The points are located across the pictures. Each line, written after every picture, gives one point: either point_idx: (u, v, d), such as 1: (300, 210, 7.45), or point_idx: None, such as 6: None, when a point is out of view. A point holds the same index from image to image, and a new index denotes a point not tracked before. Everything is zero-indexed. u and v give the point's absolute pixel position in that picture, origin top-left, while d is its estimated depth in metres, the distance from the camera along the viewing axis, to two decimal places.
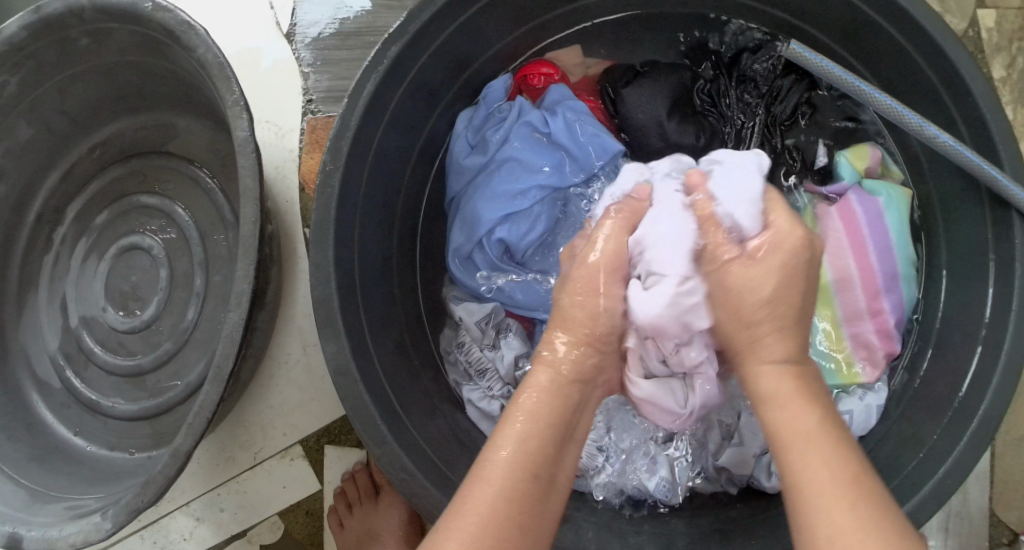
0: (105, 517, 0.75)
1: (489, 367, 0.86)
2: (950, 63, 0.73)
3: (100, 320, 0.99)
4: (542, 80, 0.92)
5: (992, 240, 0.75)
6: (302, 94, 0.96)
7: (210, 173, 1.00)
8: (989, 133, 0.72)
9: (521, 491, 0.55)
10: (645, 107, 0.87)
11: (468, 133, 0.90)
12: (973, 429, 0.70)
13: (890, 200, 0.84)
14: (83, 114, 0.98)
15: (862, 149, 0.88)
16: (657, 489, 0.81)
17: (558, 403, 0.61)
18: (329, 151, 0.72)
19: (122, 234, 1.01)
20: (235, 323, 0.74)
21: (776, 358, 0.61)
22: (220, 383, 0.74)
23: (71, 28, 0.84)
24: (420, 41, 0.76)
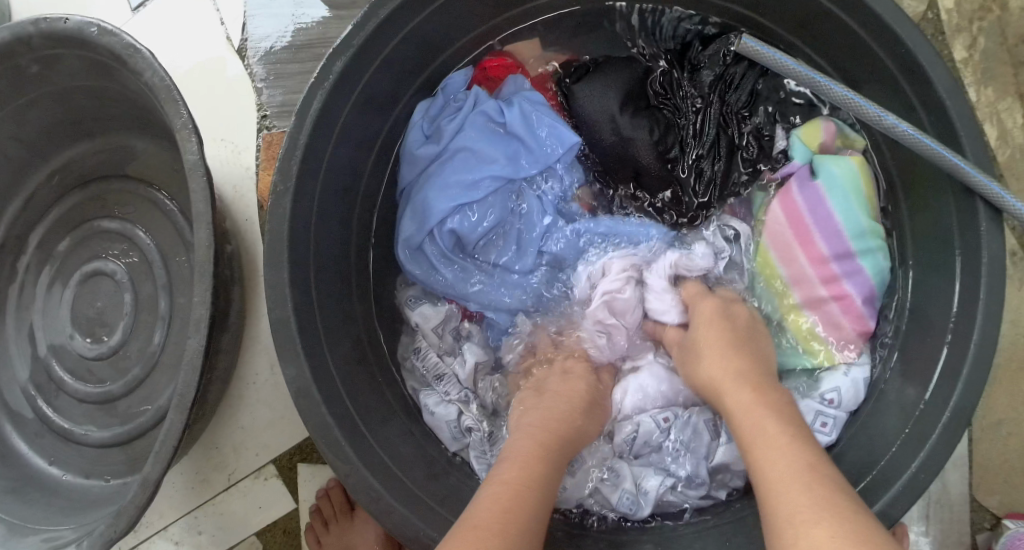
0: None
1: (446, 372, 0.88)
2: (904, 50, 0.72)
3: (68, 347, 0.99)
4: (502, 71, 0.93)
5: (956, 227, 0.75)
6: (257, 110, 0.95)
7: (168, 193, 0.99)
8: (948, 119, 0.71)
9: (505, 506, 0.60)
10: (598, 101, 0.85)
11: (424, 122, 0.89)
12: (944, 420, 0.70)
13: (833, 180, 0.83)
14: (38, 142, 0.97)
15: (813, 127, 0.88)
16: (622, 503, 0.81)
17: (546, 450, 0.69)
18: (279, 171, 0.71)
19: (85, 260, 1.00)
20: (197, 350, 0.74)
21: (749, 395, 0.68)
22: (184, 410, 0.73)
23: (19, 57, 0.83)
24: (367, 55, 0.75)
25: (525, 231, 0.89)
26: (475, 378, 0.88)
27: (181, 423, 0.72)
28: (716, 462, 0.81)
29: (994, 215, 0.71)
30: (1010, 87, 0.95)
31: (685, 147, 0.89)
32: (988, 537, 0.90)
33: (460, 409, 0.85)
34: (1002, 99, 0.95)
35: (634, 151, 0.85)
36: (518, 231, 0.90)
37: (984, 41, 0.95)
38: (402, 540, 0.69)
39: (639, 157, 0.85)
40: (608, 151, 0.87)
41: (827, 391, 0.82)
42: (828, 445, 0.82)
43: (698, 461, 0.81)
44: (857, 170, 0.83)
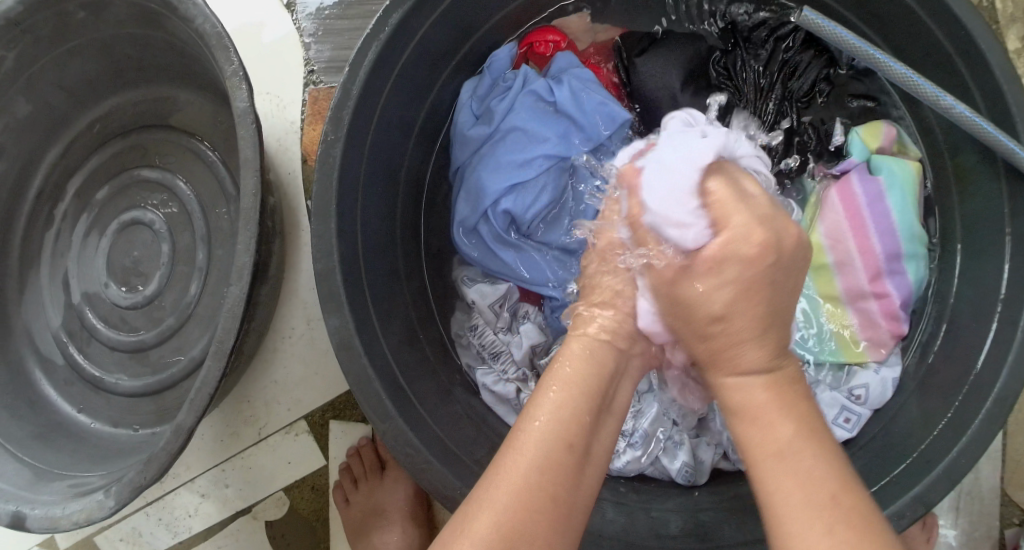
0: (108, 495, 0.75)
1: (502, 349, 0.87)
2: (965, 32, 0.71)
3: (102, 296, 0.99)
4: (550, 48, 0.92)
5: (1008, 216, 0.73)
6: (303, 65, 0.94)
7: (209, 146, 0.98)
8: (1005, 104, 0.70)
9: (554, 461, 0.55)
10: (657, 79, 0.87)
11: (473, 102, 0.89)
12: (987, 408, 0.69)
13: (893, 179, 0.83)
14: (81, 89, 0.96)
15: (874, 126, 0.86)
16: (680, 474, 0.79)
17: (595, 373, 0.62)
18: (330, 121, 0.71)
19: (123, 209, 1.00)
20: (237, 298, 0.73)
21: (764, 332, 0.58)
22: (222, 358, 0.73)
23: (67, 1, 0.83)
24: (421, 11, 0.74)
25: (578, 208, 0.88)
26: (532, 359, 0.87)
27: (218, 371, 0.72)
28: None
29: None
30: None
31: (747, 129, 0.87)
32: (1017, 533, 0.89)
33: (518, 387, 0.85)
34: None
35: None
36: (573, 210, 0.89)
37: None
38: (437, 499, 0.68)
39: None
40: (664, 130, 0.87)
41: (855, 387, 0.83)
42: (845, 441, 0.81)
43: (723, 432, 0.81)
44: (914, 173, 0.83)
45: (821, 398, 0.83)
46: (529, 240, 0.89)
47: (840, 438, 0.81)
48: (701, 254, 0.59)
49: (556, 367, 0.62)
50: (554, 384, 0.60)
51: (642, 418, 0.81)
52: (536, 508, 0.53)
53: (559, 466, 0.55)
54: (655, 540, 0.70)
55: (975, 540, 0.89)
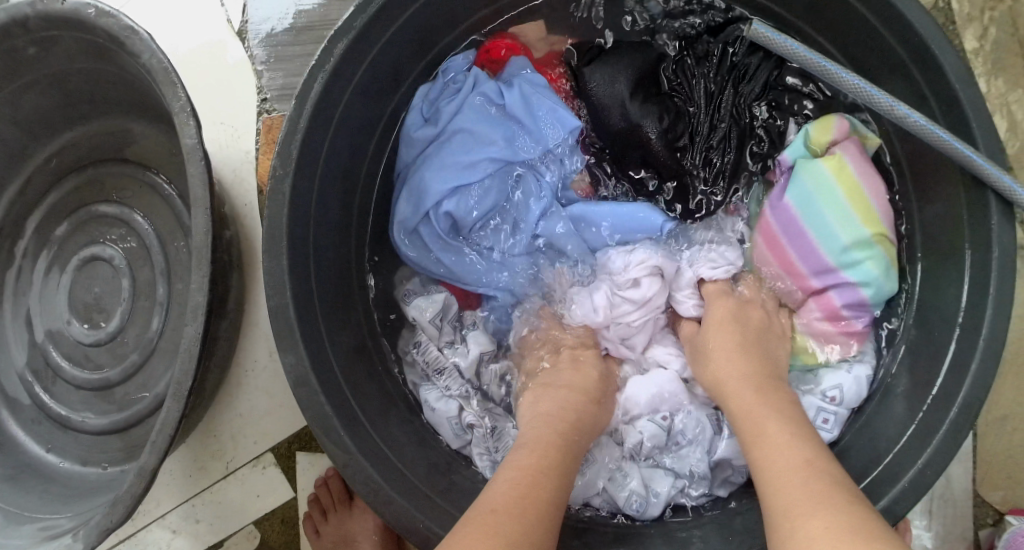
0: (75, 538, 0.74)
1: (446, 365, 0.86)
2: (919, 40, 0.70)
3: (66, 333, 0.98)
4: (505, 54, 0.90)
5: (966, 220, 0.73)
6: (257, 93, 0.93)
7: (166, 177, 0.97)
8: (962, 113, 0.70)
9: (539, 503, 0.61)
10: (606, 88, 0.84)
11: (423, 103, 0.88)
12: (952, 418, 0.68)
13: (803, 196, 0.80)
14: (35, 125, 0.95)
15: (828, 121, 0.83)
16: (629, 503, 0.79)
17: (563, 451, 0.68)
18: (279, 156, 0.70)
19: (83, 245, 0.99)
20: (194, 338, 0.73)
21: (744, 371, 0.75)
22: (181, 398, 0.72)
23: (16, 39, 0.82)
24: (368, 39, 0.74)
25: (521, 215, 0.87)
26: (478, 368, 0.87)
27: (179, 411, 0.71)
28: (720, 456, 0.81)
29: (1007, 211, 0.69)
30: (1022, 78, 0.93)
31: (697, 134, 0.87)
32: (991, 533, 0.89)
33: (461, 405, 0.84)
34: (1012, 91, 0.94)
35: (642, 139, 0.83)
36: (512, 215, 0.88)
37: (995, 31, 0.93)
38: (400, 532, 0.68)
39: (649, 144, 0.83)
40: (615, 138, 0.85)
41: (828, 388, 0.81)
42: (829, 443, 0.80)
43: (702, 457, 0.81)
44: (830, 173, 0.79)
45: None
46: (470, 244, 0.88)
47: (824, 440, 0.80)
48: (706, 344, 0.80)
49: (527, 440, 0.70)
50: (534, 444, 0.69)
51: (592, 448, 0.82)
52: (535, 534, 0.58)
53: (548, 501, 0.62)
54: None
55: (951, 543, 0.89)
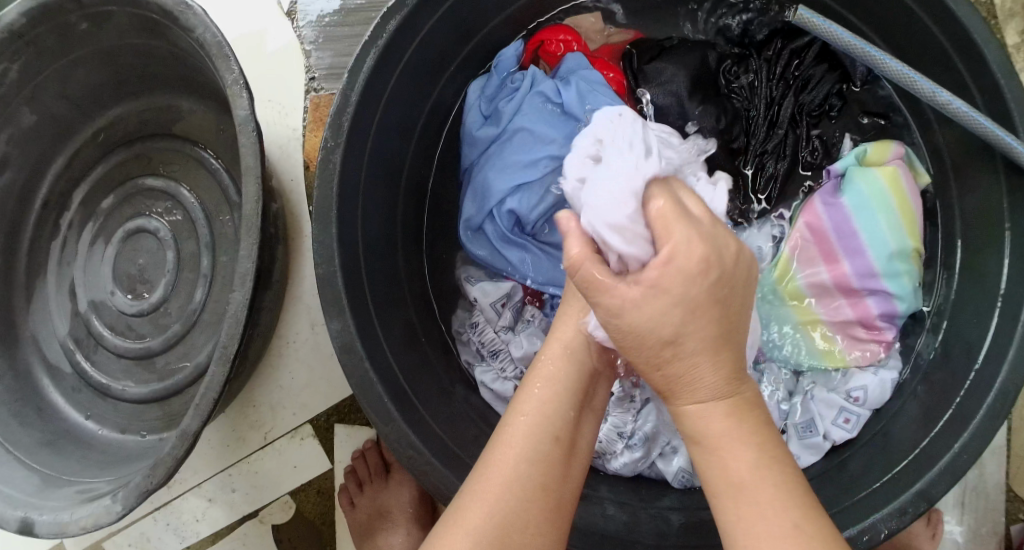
0: (114, 500, 0.75)
1: (501, 347, 0.87)
2: (961, 29, 0.70)
3: (109, 303, 1.00)
4: (562, 47, 0.92)
5: (1008, 209, 0.73)
6: (305, 72, 0.95)
7: (214, 153, 1.00)
8: (1003, 101, 0.69)
9: (543, 456, 0.59)
10: (664, 81, 0.87)
11: (481, 103, 0.90)
12: (988, 403, 0.68)
13: (860, 199, 0.81)
14: (85, 99, 0.98)
15: (884, 145, 0.84)
16: (676, 478, 0.78)
17: (574, 375, 0.64)
18: (330, 127, 0.71)
19: (129, 217, 1.01)
20: (240, 304, 0.74)
21: (704, 346, 0.53)
22: (226, 363, 0.72)
23: (70, 12, 0.84)
24: (417, 17, 0.75)
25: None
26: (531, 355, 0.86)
27: (223, 375, 0.72)
28: None
29: None
30: None
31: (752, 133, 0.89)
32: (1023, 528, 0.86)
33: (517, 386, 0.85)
34: None
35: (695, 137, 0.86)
36: None
37: None
38: (439, 500, 0.69)
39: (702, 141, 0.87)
40: None
41: (853, 388, 0.81)
42: (847, 442, 0.81)
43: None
44: (886, 184, 0.81)
45: (818, 400, 0.83)
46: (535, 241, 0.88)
47: (840, 439, 0.81)
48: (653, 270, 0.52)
49: (539, 365, 0.64)
50: (532, 400, 0.62)
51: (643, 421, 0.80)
52: (518, 505, 0.57)
53: (537, 482, 0.58)
54: (660, 537, 0.70)
55: (981, 538, 0.87)
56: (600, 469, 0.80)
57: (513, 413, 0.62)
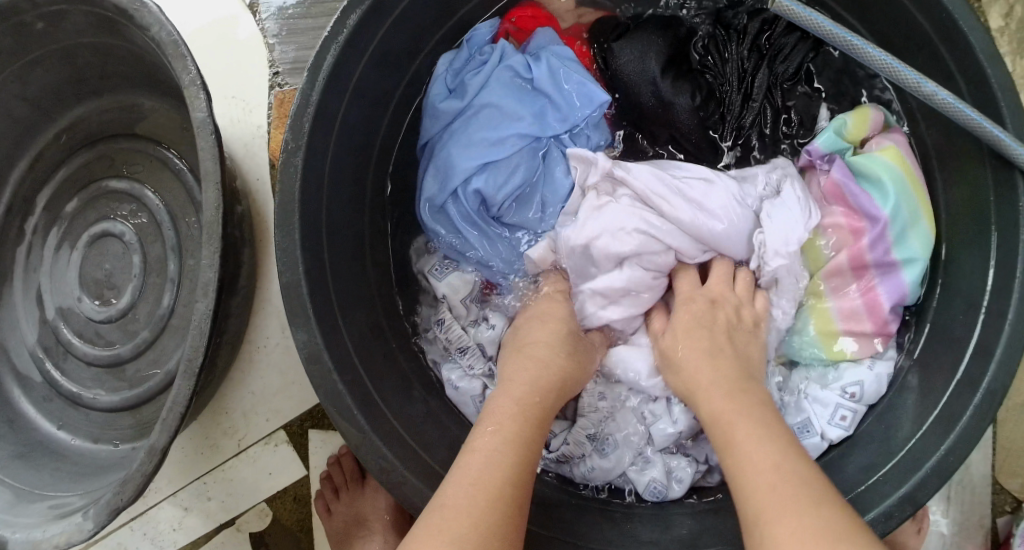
0: (85, 517, 0.72)
1: (469, 344, 0.85)
2: (945, 13, 0.67)
3: (76, 310, 0.98)
4: (530, 24, 0.90)
5: (991, 202, 0.69)
6: (268, 66, 0.92)
7: (179, 154, 0.97)
8: (988, 89, 0.66)
9: (498, 487, 0.57)
10: (636, 65, 0.83)
11: (447, 75, 0.87)
12: (976, 403, 0.65)
13: (886, 190, 0.76)
14: (45, 99, 0.95)
15: (862, 115, 0.80)
16: (647, 489, 0.75)
17: (523, 423, 0.63)
18: (290, 129, 0.68)
19: (94, 221, 0.99)
20: (205, 315, 0.70)
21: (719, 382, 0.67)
22: (191, 376, 0.69)
23: (23, 13, 0.81)
24: (381, 9, 0.72)
25: (550, 195, 0.86)
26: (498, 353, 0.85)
27: (188, 388, 0.69)
28: None
29: None
30: None
31: (731, 113, 0.85)
32: (1009, 520, 0.83)
33: (484, 385, 0.83)
34: None
35: (675, 117, 0.83)
36: (542, 195, 0.86)
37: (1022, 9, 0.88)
38: (413, 513, 0.67)
39: (679, 122, 0.83)
40: (647, 117, 0.85)
41: (848, 385, 0.78)
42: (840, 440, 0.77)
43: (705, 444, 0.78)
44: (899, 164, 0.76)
45: (813, 399, 0.79)
46: (501, 222, 0.87)
47: (835, 438, 0.77)
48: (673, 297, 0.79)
49: (490, 407, 0.65)
50: (476, 460, 0.59)
51: (614, 426, 0.78)
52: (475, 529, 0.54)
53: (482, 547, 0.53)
54: (638, 544, 0.68)
55: (967, 530, 0.83)
56: (570, 477, 0.78)
57: (455, 473, 0.58)
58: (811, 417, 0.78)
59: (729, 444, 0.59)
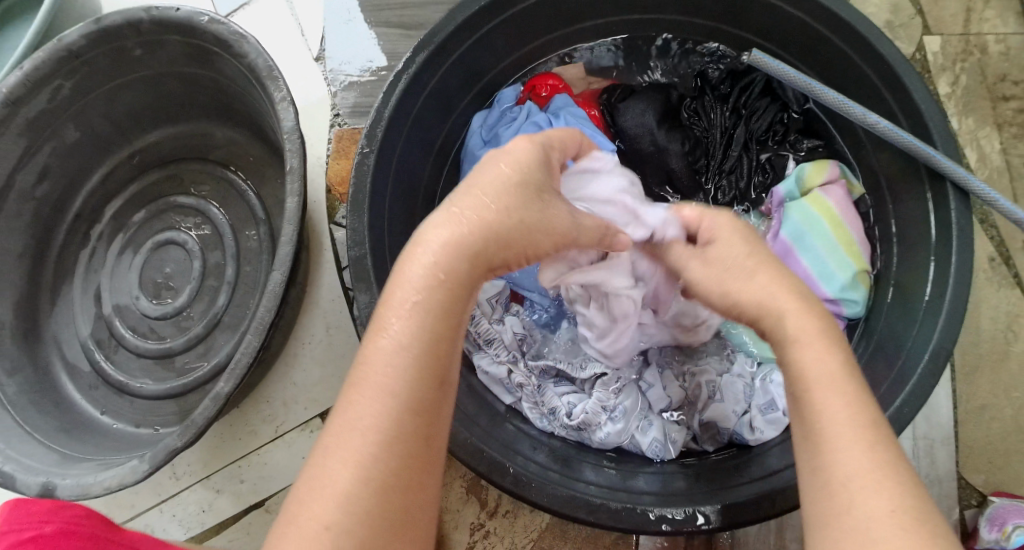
0: (141, 460, 0.78)
1: (497, 335, 0.84)
2: (890, 66, 0.80)
3: (132, 307, 1.07)
4: (549, 90, 1.01)
5: (932, 216, 0.80)
6: (331, 109, 1.06)
7: (244, 177, 1.10)
8: (922, 119, 0.79)
9: (390, 451, 0.52)
10: (637, 118, 0.96)
11: (482, 131, 0.99)
12: (920, 370, 0.74)
13: (798, 231, 0.88)
14: (127, 122, 1.09)
15: (821, 165, 0.92)
16: (651, 448, 0.79)
17: (419, 356, 0.54)
18: (366, 137, 0.83)
19: (159, 231, 1.11)
20: (278, 283, 0.79)
21: (812, 326, 0.59)
22: (263, 331, 0.77)
23: (127, 39, 0.95)
24: (445, 49, 0.87)
25: None
26: (519, 345, 0.86)
27: (259, 341, 0.77)
28: (710, 415, 0.80)
29: (961, 195, 0.77)
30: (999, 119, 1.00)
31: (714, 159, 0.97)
32: (976, 514, 0.84)
33: (510, 368, 0.83)
34: (981, 128, 1.00)
35: (668, 161, 0.95)
36: None
37: (966, 78, 1.01)
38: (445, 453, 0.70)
39: (672, 166, 0.95)
40: (645, 161, 0.97)
41: None
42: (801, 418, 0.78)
43: (696, 415, 0.82)
44: (818, 210, 0.88)
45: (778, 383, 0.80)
46: None
47: None
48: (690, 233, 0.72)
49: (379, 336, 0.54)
50: (372, 378, 0.53)
51: (623, 396, 0.81)
52: (363, 502, 0.51)
53: (374, 478, 0.51)
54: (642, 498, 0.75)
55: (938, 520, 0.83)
56: (581, 445, 0.80)
57: (351, 393, 0.53)
58: (776, 396, 0.79)
59: (823, 417, 0.55)
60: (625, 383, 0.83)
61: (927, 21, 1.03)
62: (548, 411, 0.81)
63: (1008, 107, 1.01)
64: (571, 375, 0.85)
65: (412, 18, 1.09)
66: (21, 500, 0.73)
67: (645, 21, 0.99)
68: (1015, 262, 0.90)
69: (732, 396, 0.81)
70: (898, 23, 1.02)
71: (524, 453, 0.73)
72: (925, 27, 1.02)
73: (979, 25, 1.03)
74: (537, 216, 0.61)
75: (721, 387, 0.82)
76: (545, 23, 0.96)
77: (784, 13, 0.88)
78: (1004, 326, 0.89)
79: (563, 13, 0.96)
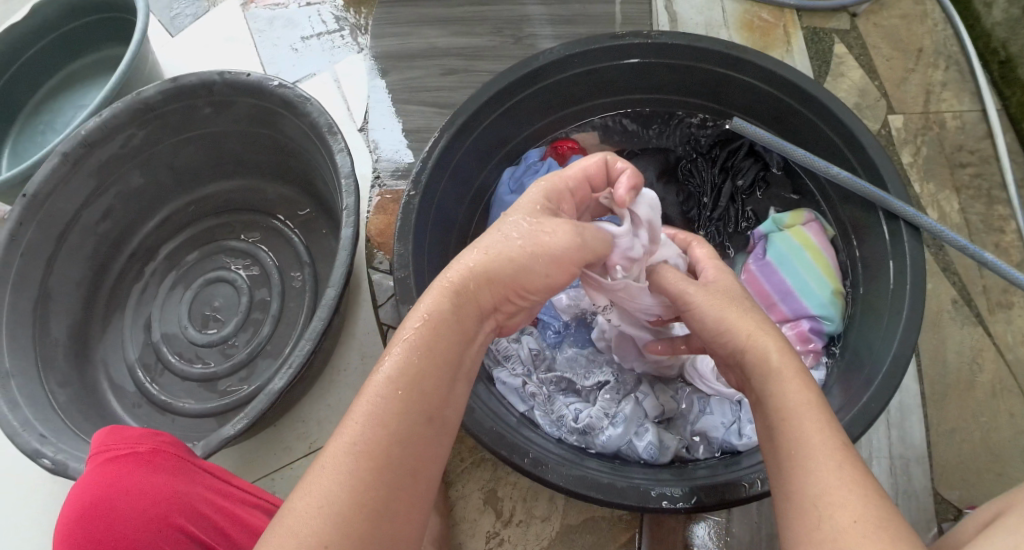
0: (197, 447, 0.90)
1: (514, 351, 0.97)
2: (852, 132, 0.94)
3: (180, 336, 1.17)
4: (569, 151, 1.13)
5: (890, 250, 0.93)
6: (372, 173, 1.19)
7: (291, 225, 1.22)
8: (878, 173, 0.93)
9: (382, 467, 0.60)
10: (638, 175, 1.10)
11: (510, 180, 1.10)
12: (882, 381, 0.84)
13: (780, 255, 1.01)
14: (187, 173, 1.22)
15: (797, 212, 1.05)
16: (647, 451, 0.88)
17: (418, 392, 0.63)
18: (412, 182, 0.96)
19: (209, 269, 1.22)
20: (330, 301, 0.90)
21: (782, 356, 0.68)
22: (313, 338, 0.88)
23: (198, 97, 1.09)
24: (479, 114, 1.00)
25: None
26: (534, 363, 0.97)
27: (309, 346, 0.88)
28: (702, 425, 0.91)
29: (913, 231, 0.91)
30: (963, 184, 1.14)
31: (703, 209, 1.11)
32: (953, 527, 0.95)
33: (524, 380, 0.94)
34: (941, 192, 1.14)
35: (663, 211, 1.09)
36: None
37: (926, 150, 1.16)
38: (478, 440, 0.80)
39: (667, 213, 1.09)
40: None
41: None
42: None
43: (688, 427, 0.92)
44: (797, 239, 1.02)
45: None
46: None
47: None
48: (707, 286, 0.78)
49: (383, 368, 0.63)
50: (362, 424, 0.60)
51: (623, 405, 0.91)
52: (354, 509, 0.58)
53: (367, 494, 0.59)
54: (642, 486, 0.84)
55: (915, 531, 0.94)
56: (584, 448, 0.89)
57: (348, 417, 0.61)
58: None
59: (800, 437, 0.61)
60: (624, 395, 0.93)
61: (891, 103, 1.18)
62: (556, 418, 0.91)
63: (965, 173, 1.15)
64: (578, 390, 0.95)
65: (446, 97, 1.24)
66: (119, 426, 0.89)
67: (646, 100, 1.11)
68: (975, 304, 1.06)
69: (721, 408, 0.92)
70: (865, 105, 1.18)
71: (538, 443, 0.84)
72: (889, 107, 1.18)
73: (938, 105, 1.18)
74: (524, 251, 0.70)
75: (712, 401, 0.93)
76: (559, 101, 1.08)
77: (760, 91, 1.01)
78: (968, 359, 1.03)
79: (573, 93, 1.08)
